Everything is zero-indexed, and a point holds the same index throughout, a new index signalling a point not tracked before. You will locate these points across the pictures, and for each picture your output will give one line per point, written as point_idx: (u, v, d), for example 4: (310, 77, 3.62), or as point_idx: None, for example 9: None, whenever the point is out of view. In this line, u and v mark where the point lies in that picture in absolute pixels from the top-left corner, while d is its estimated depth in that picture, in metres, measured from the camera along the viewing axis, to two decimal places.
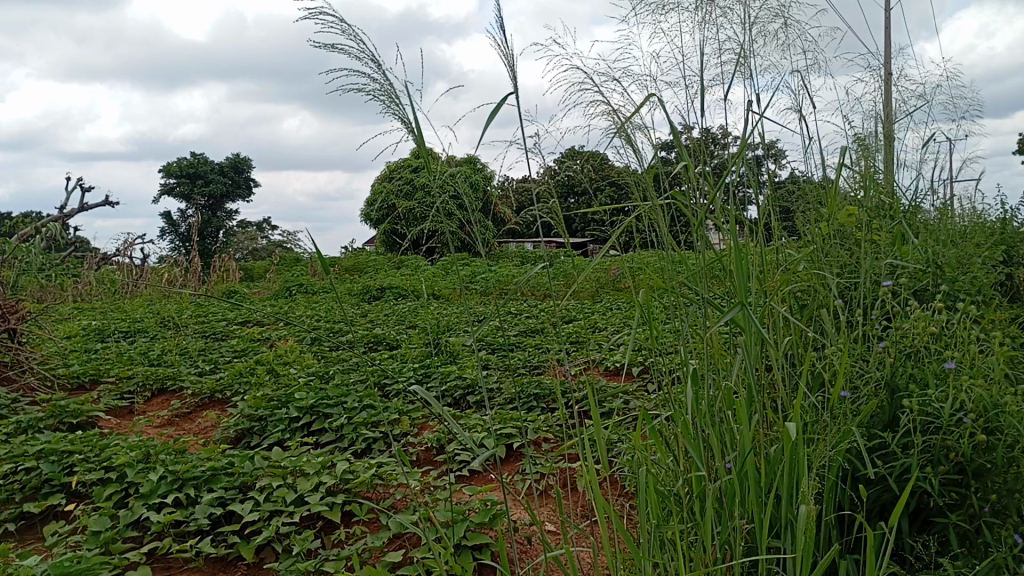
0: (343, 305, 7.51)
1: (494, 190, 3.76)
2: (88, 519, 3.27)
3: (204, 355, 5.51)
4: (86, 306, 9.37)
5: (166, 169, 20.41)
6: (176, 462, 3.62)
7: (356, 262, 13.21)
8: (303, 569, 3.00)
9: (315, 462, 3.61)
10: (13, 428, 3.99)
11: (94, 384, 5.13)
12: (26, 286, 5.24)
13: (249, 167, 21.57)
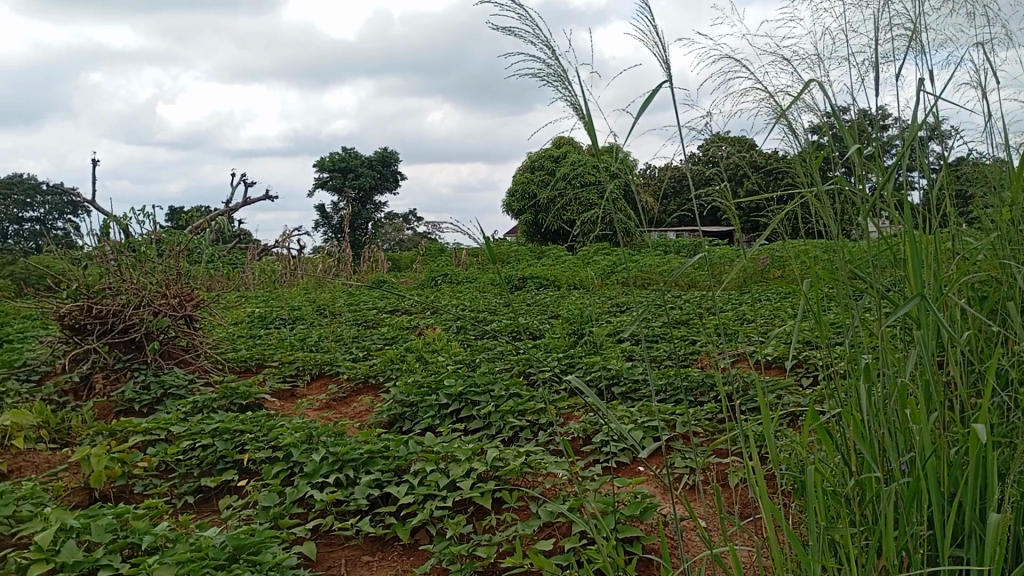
0: (487, 295, 7.63)
1: (643, 179, 3.69)
2: (258, 495, 3.50)
3: (358, 341, 5.75)
4: (250, 294, 10.01)
5: (319, 164, 21.42)
6: (336, 444, 3.79)
7: (497, 252, 13.43)
8: (457, 553, 3.06)
9: (466, 448, 3.67)
10: (191, 408, 4.32)
11: (260, 367, 5.46)
12: (199, 274, 5.65)
13: (397, 160, 22.27)
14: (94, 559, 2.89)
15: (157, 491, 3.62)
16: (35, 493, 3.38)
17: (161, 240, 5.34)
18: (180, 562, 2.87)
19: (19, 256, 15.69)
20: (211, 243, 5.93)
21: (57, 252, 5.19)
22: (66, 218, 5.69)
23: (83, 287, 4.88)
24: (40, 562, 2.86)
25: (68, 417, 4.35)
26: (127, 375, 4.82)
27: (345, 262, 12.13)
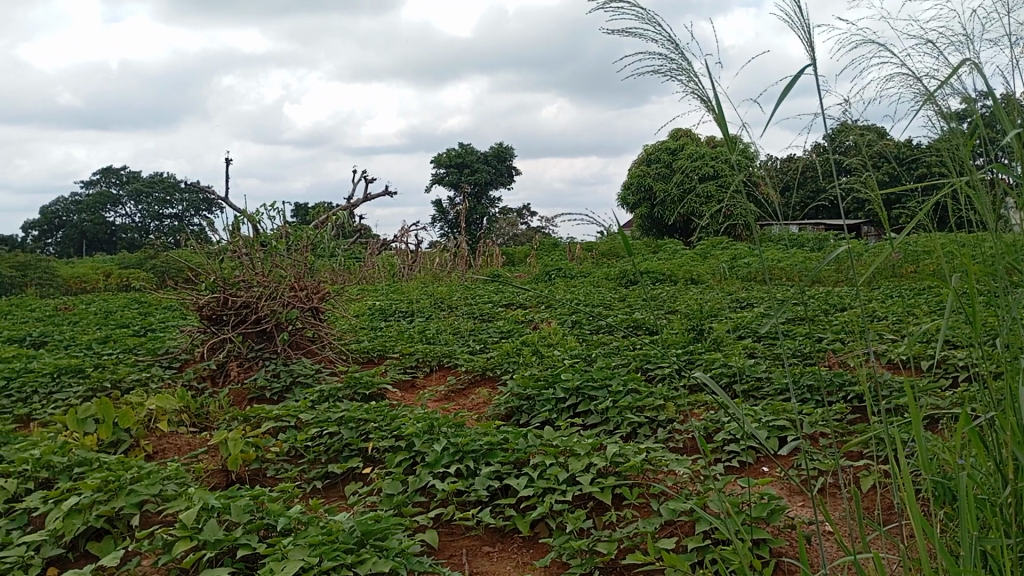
0: (602, 290, 7.60)
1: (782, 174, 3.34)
2: (382, 482, 3.59)
3: (474, 334, 5.84)
4: (370, 287, 10.34)
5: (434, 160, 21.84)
6: (457, 436, 3.85)
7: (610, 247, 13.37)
8: (577, 548, 3.06)
9: (585, 443, 3.65)
10: (318, 396, 4.49)
11: (382, 358, 5.60)
12: (324, 267, 5.86)
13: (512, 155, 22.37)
14: (233, 538, 3.04)
15: (288, 475, 3.78)
16: (179, 474, 3.59)
17: (290, 235, 5.58)
18: (312, 544, 2.99)
19: (159, 251, 16.75)
20: (333, 237, 6.13)
21: (196, 247, 5.50)
22: (202, 215, 6.02)
23: (219, 280, 5.16)
24: (185, 539, 3.04)
25: (206, 402, 4.61)
26: (259, 364, 5.06)
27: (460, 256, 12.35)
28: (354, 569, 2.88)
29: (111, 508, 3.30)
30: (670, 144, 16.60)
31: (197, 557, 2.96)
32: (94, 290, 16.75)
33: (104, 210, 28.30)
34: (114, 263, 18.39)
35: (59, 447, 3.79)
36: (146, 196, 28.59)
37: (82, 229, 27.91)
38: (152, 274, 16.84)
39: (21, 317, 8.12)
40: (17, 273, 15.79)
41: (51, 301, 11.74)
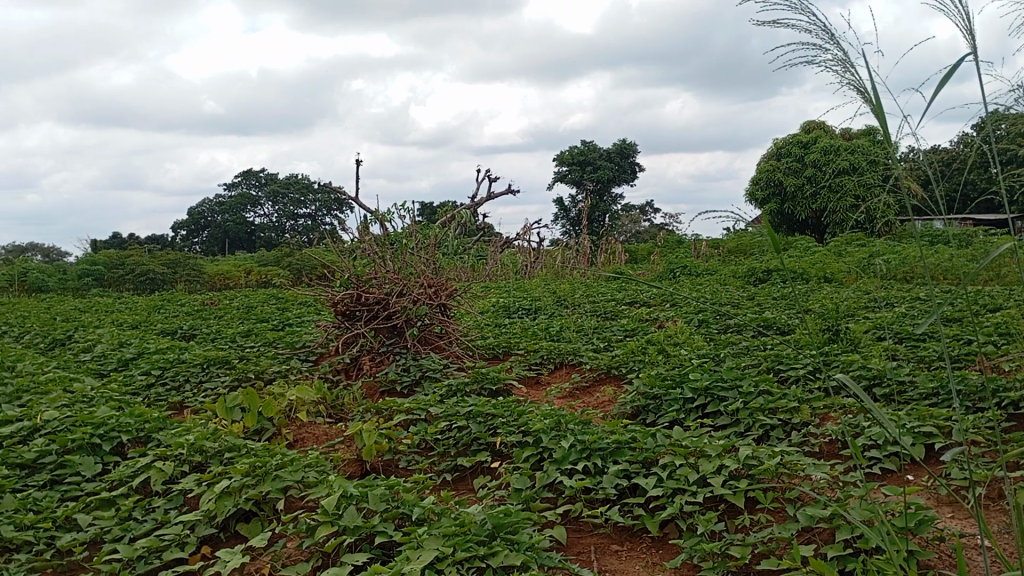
0: (730, 288, 7.43)
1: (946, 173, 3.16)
2: (511, 477, 3.64)
3: (598, 332, 5.83)
4: (494, 284, 10.51)
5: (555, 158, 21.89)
6: (584, 433, 3.84)
7: (738, 243, 13.22)
8: (709, 551, 3.00)
9: (717, 444, 3.58)
10: (447, 391, 4.60)
11: (507, 355, 5.67)
12: (451, 264, 5.99)
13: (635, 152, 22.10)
14: (371, 525, 3.16)
15: (420, 467, 3.89)
16: (319, 463, 3.76)
17: (419, 233, 5.73)
18: (446, 534, 3.07)
19: (296, 249, 17.62)
20: (459, 236, 6.25)
21: (330, 245, 5.75)
22: (336, 214, 6.26)
23: (353, 277, 5.38)
24: (326, 524, 3.18)
25: (341, 394, 4.80)
26: (390, 358, 5.23)
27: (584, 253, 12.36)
28: (487, 560, 2.93)
29: (259, 492, 3.50)
30: (801, 138, 16.11)
31: (338, 542, 3.09)
32: (237, 286, 17.75)
33: (243, 210, 29.94)
34: (254, 261, 19.44)
35: (210, 433, 4.05)
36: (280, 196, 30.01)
37: (224, 229, 29.67)
38: (289, 273, 17.70)
39: (176, 311, 8.72)
40: (168, 270, 16.93)
41: (201, 296, 12.56)
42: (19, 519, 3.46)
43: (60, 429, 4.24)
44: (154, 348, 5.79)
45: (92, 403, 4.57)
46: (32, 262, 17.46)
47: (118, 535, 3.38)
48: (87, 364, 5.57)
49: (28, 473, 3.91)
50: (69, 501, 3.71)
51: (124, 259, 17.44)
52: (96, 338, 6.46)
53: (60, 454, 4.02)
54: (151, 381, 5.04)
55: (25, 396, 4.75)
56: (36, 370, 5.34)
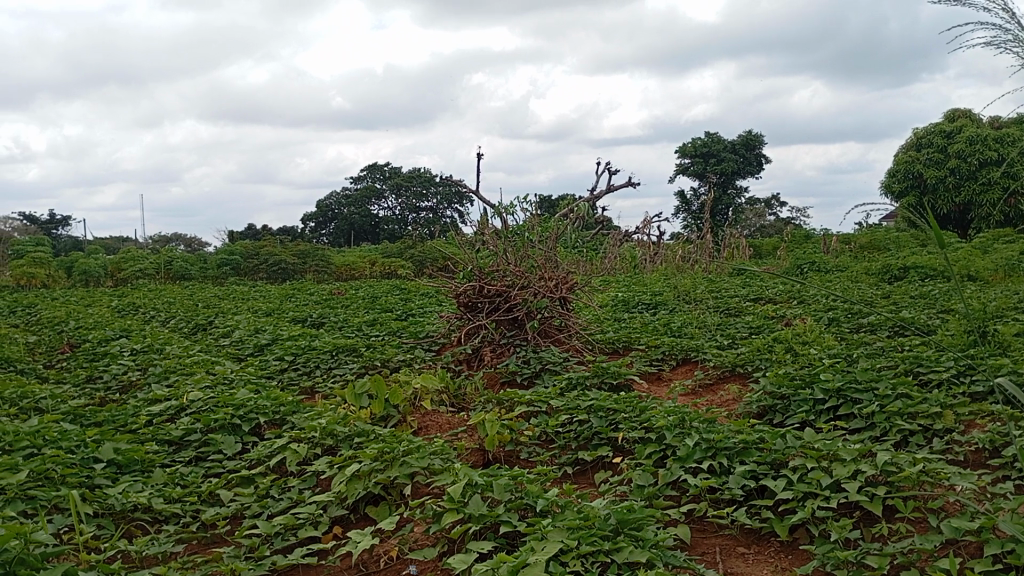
0: (864, 285, 7.11)
1: None
2: (633, 473, 3.61)
3: (722, 329, 5.70)
4: (614, 278, 10.47)
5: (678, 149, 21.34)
6: (710, 431, 3.76)
7: (876, 242, 12.94)
8: (843, 559, 2.87)
9: (851, 448, 3.43)
10: (567, 384, 4.62)
11: (627, 349, 5.61)
12: (572, 257, 5.99)
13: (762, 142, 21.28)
14: (496, 514, 3.21)
15: (541, 458, 3.92)
16: (444, 450, 3.84)
17: (541, 227, 5.75)
18: (570, 527, 3.07)
19: (418, 240, 18.09)
20: (578, 229, 6.25)
21: (453, 238, 5.87)
22: (456, 207, 6.39)
23: (476, 269, 5.48)
24: (452, 511, 3.25)
25: (463, 384, 4.90)
26: (510, 350, 5.29)
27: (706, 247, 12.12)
28: (611, 555, 2.92)
29: (387, 477, 3.61)
30: (945, 126, 15.37)
31: (464, 529, 3.15)
32: (362, 276, 18.42)
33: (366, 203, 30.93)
34: (378, 252, 20.10)
35: (341, 418, 4.22)
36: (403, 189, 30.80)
37: (349, 221, 30.78)
38: (411, 264, 18.23)
39: (307, 299, 9.11)
40: (299, 260, 17.77)
41: (329, 286, 13.13)
42: (169, 492, 3.71)
43: (203, 409, 4.51)
44: (287, 335, 6.06)
45: (232, 385, 4.84)
46: (175, 250, 18.67)
47: (256, 511, 3.57)
48: (227, 349, 5.90)
49: (176, 449, 4.18)
50: (212, 478, 3.94)
51: (258, 248, 18.38)
52: (235, 324, 6.84)
53: (204, 433, 4.28)
54: (285, 365, 5.28)
55: (173, 376, 5.09)
56: (182, 352, 5.70)
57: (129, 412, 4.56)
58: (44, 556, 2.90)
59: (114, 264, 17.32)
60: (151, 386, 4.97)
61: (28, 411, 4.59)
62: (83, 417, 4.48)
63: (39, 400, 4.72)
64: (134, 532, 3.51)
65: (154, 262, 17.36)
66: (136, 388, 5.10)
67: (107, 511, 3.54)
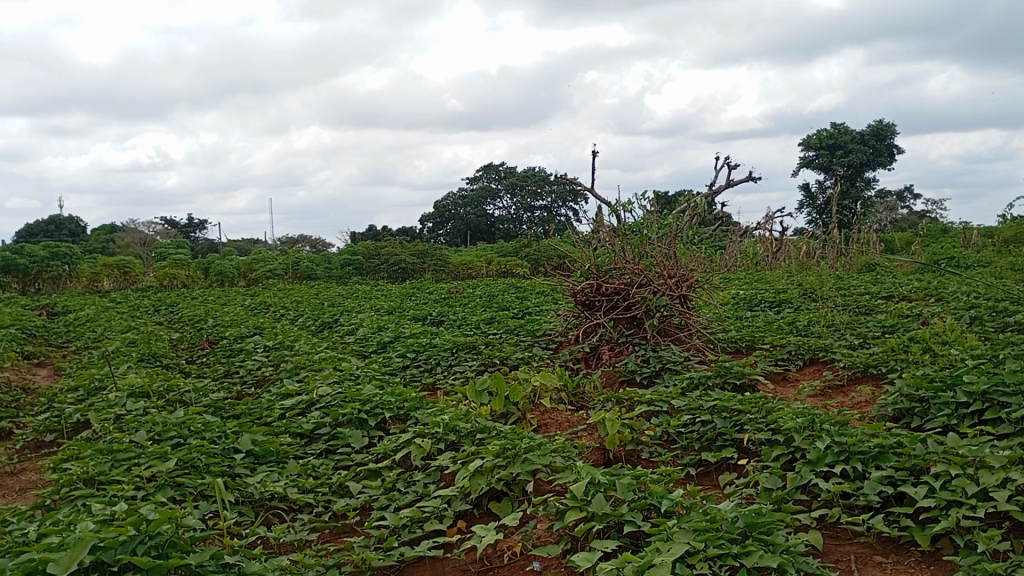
0: (1012, 282, 6.64)
1: None
2: (760, 475, 3.52)
3: (852, 328, 5.46)
4: (736, 276, 10.21)
5: (801, 142, 20.60)
6: (842, 434, 3.61)
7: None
8: (992, 571, 2.69)
9: (1001, 455, 3.22)
10: (688, 383, 4.55)
11: (750, 349, 5.46)
12: (692, 254, 5.87)
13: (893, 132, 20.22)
14: (620, 514, 3.18)
15: (663, 459, 3.87)
16: (566, 448, 3.85)
17: (659, 223, 5.67)
18: (696, 529, 3.01)
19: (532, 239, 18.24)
20: (697, 225, 6.13)
21: (569, 236, 5.89)
22: (571, 206, 6.42)
23: (593, 268, 5.53)
24: (575, 510, 3.24)
25: (582, 382, 4.91)
26: (629, 348, 5.26)
27: (833, 243, 11.64)
28: (740, 559, 2.84)
29: (510, 473, 3.65)
30: None
31: (587, 528, 3.14)
32: (479, 276, 18.73)
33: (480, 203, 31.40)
34: (493, 251, 20.35)
35: (463, 415, 4.30)
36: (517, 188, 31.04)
37: (465, 221, 31.33)
38: (526, 263, 18.39)
39: (427, 298, 9.33)
40: (418, 260, 18.24)
41: (449, 285, 13.43)
42: (302, 483, 3.88)
43: (332, 403, 4.70)
44: (409, 332, 6.23)
45: (358, 380, 5.02)
46: (301, 251, 19.52)
47: (384, 504, 3.68)
48: (353, 346, 6.12)
49: (307, 441, 4.38)
50: (341, 470, 4.10)
51: (379, 249, 18.99)
52: (359, 322, 7.09)
53: (333, 427, 4.46)
54: (407, 362, 5.43)
55: (303, 372, 5.32)
56: (311, 349, 5.95)
57: (264, 406, 4.80)
58: (193, 540, 3.07)
59: (246, 265, 18.25)
60: (283, 381, 5.21)
61: (174, 403, 4.91)
62: (223, 410, 4.76)
63: (183, 393, 5.04)
64: (272, 519, 3.68)
65: (283, 262, 18.19)
66: (269, 382, 5.36)
67: (247, 499, 3.74)
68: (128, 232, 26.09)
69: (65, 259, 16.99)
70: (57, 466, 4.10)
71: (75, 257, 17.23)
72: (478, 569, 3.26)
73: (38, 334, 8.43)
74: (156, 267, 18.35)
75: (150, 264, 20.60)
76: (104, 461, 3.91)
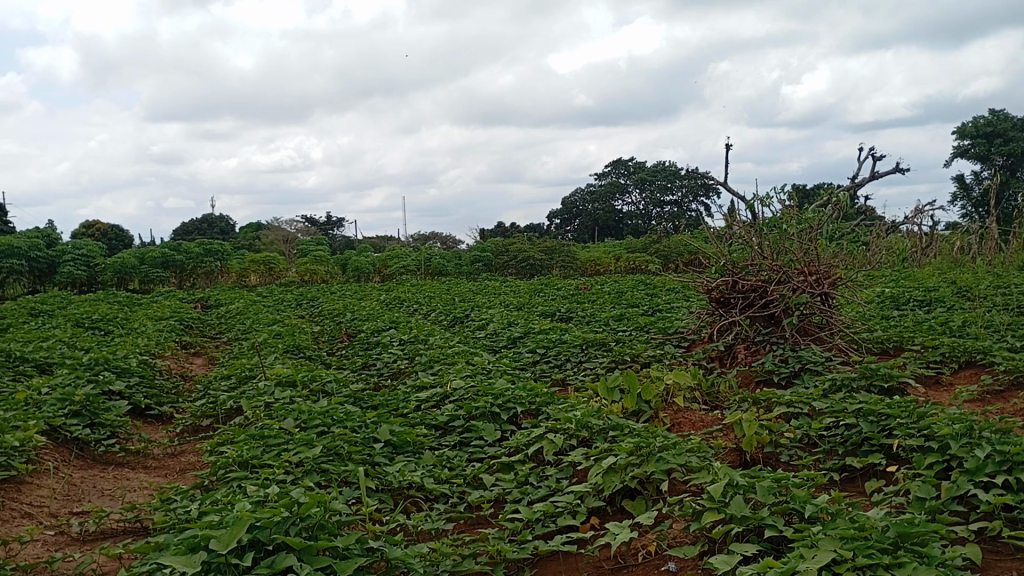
0: None
1: None
2: (911, 484, 3.32)
3: (1013, 330, 5.08)
4: (884, 273, 9.70)
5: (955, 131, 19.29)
6: (1004, 443, 3.34)
7: None
8: None
9: None
10: (830, 385, 4.38)
11: (899, 350, 5.19)
12: (834, 251, 5.62)
13: None
14: (759, 517, 3.07)
15: (805, 462, 3.73)
16: (702, 448, 3.78)
17: (799, 218, 5.51)
18: (843, 536, 2.86)
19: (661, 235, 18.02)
20: (839, 219, 5.87)
21: (702, 231, 5.78)
22: (702, 201, 6.29)
23: (729, 264, 5.42)
24: (713, 511, 3.17)
25: (716, 381, 4.82)
26: (766, 348, 5.10)
27: (993, 238, 10.86)
28: (892, 571, 2.66)
29: (644, 471, 3.61)
30: None
31: (725, 530, 3.05)
32: (607, 272, 18.70)
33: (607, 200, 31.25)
34: (621, 247, 20.24)
35: (595, 411, 4.31)
36: (645, 183, 30.71)
37: (591, 217, 31.25)
38: (656, 259, 18.20)
39: (555, 294, 9.40)
40: (546, 257, 18.40)
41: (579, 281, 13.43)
42: (438, 473, 3.98)
43: (464, 397, 4.80)
44: (538, 328, 6.28)
45: (490, 374, 5.11)
46: (433, 247, 20.06)
47: (517, 497, 3.72)
48: (484, 341, 6.24)
49: (442, 433, 4.49)
50: (475, 462, 4.19)
51: (508, 246, 19.26)
52: (490, 317, 7.21)
53: (466, 419, 4.56)
54: (537, 358, 5.48)
55: (437, 365, 5.47)
56: (444, 343, 6.10)
57: (400, 398, 4.96)
58: (339, 524, 3.20)
59: (381, 261, 18.93)
60: (418, 373, 5.37)
61: (317, 393, 5.15)
62: (362, 400, 4.95)
63: (325, 383, 5.28)
64: (410, 508, 3.79)
65: (415, 259, 18.75)
66: (405, 374, 5.54)
67: (386, 487, 3.87)
68: (271, 230, 27.61)
69: (216, 256, 18.20)
70: (213, 449, 4.38)
71: (226, 254, 18.41)
72: (612, 566, 3.23)
73: (195, 325, 9.06)
74: (298, 263, 19.31)
75: (293, 261, 21.74)
76: (256, 446, 4.15)
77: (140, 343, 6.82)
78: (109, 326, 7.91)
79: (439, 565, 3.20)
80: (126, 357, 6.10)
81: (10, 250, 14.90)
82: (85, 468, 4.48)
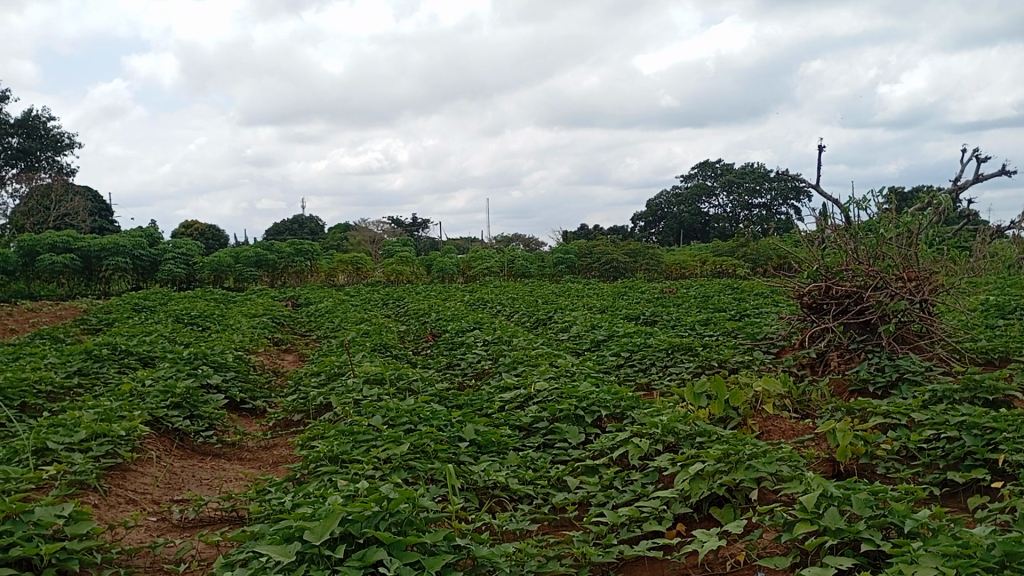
0: None
1: None
2: (1018, 501, 3.15)
3: None
4: (991, 280, 9.28)
5: None
6: None
7: None
8: None
9: None
10: (930, 396, 4.21)
11: (1004, 362, 4.96)
12: (935, 256, 5.40)
13: None
14: (855, 530, 2.97)
15: (902, 476, 3.60)
16: (793, 458, 3.71)
17: (897, 221, 5.31)
18: (946, 553, 2.74)
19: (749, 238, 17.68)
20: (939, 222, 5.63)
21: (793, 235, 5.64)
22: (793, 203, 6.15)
23: (822, 269, 5.30)
24: (805, 522, 3.08)
25: (807, 389, 4.71)
26: (860, 356, 4.94)
27: None
28: None
29: (733, 479, 3.54)
30: None
31: (819, 542, 2.97)
32: (692, 275, 18.46)
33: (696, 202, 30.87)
34: (706, 251, 19.92)
35: (682, 416, 4.25)
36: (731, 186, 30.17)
37: (676, 220, 30.90)
38: (744, 263, 17.86)
39: (639, 297, 9.33)
40: (630, 259, 18.28)
41: (665, 284, 13.33)
42: (523, 474, 4.00)
43: (549, 398, 4.81)
44: (623, 331, 6.25)
45: (574, 377, 5.11)
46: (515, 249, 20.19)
47: (603, 500, 3.71)
48: (567, 343, 6.24)
49: (526, 434, 4.52)
50: (559, 464, 4.19)
51: (591, 248, 19.24)
52: (573, 319, 7.21)
53: (550, 421, 4.57)
54: (622, 361, 5.46)
55: (521, 366, 5.50)
56: (529, 344, 6.14)
57: (485, 398, 5.01)
58: (427, 520, 3.26)
59: (465, 262, 19.15)
60: (503, 374, 5.42)
61: (404, 391, 5.26)
62: (447, 399, 5.02)
63: (411, 382, 5.37)
64: (495, 507, 3.82)
65: (498, 261, 18.88)
66: (489, 375, 5.59)
67: (472, 486, 3.91)
68: (357, 231, 28.27)
69: (306, 255, 18.74)
70: (305, 444, 4.52)
71: (315, 253, 18.94)
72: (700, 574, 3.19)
73: (286, 322, 9.36)
74: (384, 262, 19.71)
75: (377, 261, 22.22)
76: (346, 441, 4.26)
77: (235, 338, 7.09)
78: (206, 322, 8.25)
79: (525, 565, 3.21)
80: (223, 352, 6.35)
81: (116, 248, 15.69)
82: (185, 458, 4.68)
